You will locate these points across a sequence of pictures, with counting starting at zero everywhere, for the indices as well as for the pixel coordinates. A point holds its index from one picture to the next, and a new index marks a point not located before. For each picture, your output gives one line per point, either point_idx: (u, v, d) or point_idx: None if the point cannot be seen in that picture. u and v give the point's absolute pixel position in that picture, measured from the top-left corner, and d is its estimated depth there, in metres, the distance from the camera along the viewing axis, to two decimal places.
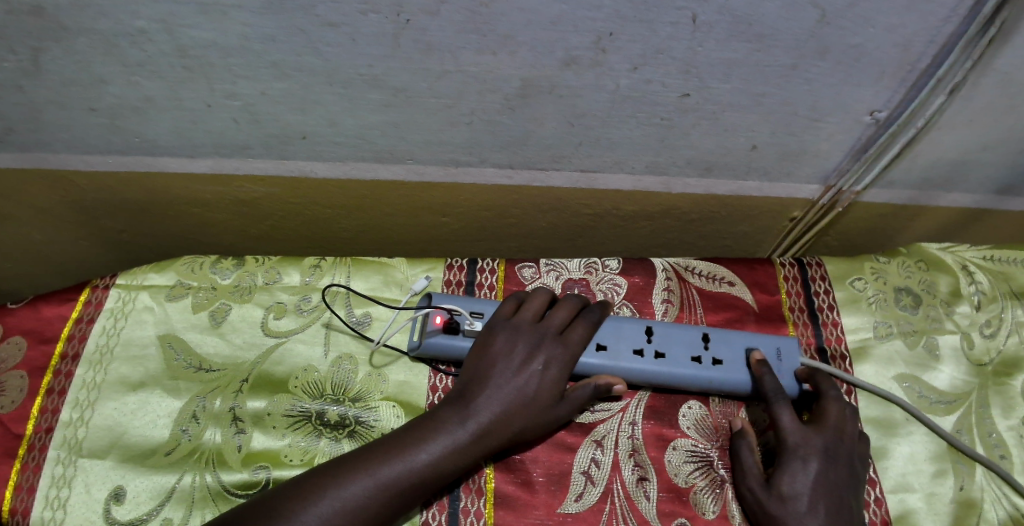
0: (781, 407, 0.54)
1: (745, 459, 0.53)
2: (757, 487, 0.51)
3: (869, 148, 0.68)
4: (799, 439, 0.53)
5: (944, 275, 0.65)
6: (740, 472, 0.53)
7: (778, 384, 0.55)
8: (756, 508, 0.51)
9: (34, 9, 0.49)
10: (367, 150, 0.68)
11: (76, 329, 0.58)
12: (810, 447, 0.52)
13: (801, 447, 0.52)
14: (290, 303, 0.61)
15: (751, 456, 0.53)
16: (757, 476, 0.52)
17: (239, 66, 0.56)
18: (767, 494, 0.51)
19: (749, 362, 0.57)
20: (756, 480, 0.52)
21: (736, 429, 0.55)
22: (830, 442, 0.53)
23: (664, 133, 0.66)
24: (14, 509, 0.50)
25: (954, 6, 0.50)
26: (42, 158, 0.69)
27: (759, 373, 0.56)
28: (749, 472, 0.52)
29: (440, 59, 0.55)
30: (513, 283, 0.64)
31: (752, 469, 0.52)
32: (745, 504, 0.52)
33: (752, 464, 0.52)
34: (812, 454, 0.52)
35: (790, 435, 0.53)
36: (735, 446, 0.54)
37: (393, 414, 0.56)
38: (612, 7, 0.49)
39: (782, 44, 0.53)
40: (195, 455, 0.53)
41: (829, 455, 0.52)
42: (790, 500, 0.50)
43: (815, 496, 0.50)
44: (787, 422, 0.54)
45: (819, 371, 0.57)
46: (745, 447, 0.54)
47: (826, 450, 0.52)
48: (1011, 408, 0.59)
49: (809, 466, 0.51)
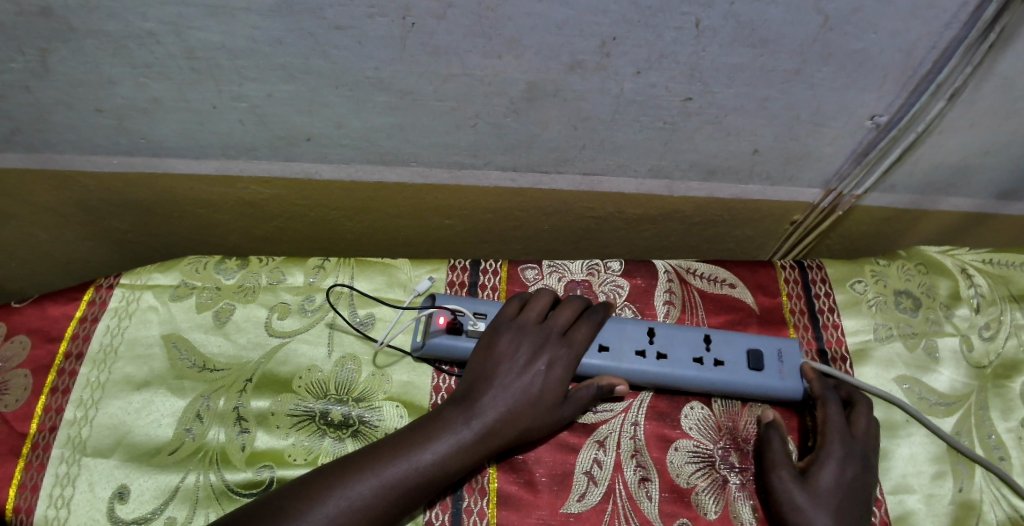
0: (832, 407, 0.55)
1: (776, 450, 0.53)
2: (789, 478, 0.51)
3: (869, 153, 0.69)
4: (842, 439, 0.53)
5: (944, 278, 0.65)
6: (770, 462, 0.53)
7: (831, 389, 0.57)
8: (784, 497, 0.51)
9: (42, 10, 0.50)
10: (372, 153, 0.69)
11: (80, 327, 0.58)
12: (850, 450, 0.53)
13: (843, 447, 0.53)
14: (294, 303, 0.61)
15: (781, 448, 0.53)
16: (789, 469, 0.52)
17: (248, 69, 0.56)
18: (798, 486, 0.51)
19: (802, 372, 0.58)
20: (787, 471, 0.52)
21: (767, 421, 0.56)
22: (865, 449, 0.53)
23: (667, 137, 0.66)
24: (18, 507, 0.51)
25: (956, 12, 0.50)
26: (47, 159, 0.69)
27: (810, 380, 0.57)
28: (779, 463, 0.52)
29: (446, 62, 0.55)
30: (517, 284, 0.64)
31: (784, 461, 0.52)
32: (770, 491, 0.52)
33: (783, 457, 0.53)
34: (849, 457, 0.52)
35: (835, 433, 0.53)
36: (767, 437, 0.54)
37: (397, 414, 0.56)
38: (618, 12, 0.50)
39: (785, 49, 0.54)
40: (199, 454, 0.53)
41: (864, 462, 0.52)
42: (823, 495, 0.50)
43: (846, 497, 0.50)
44: (834, 421, 0.54)
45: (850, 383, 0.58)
46: (777, 438, 0.54)
47: (863, 456, 0.53)
48: (1010, 410, 0.59)
49: (845, 467, 0.52)
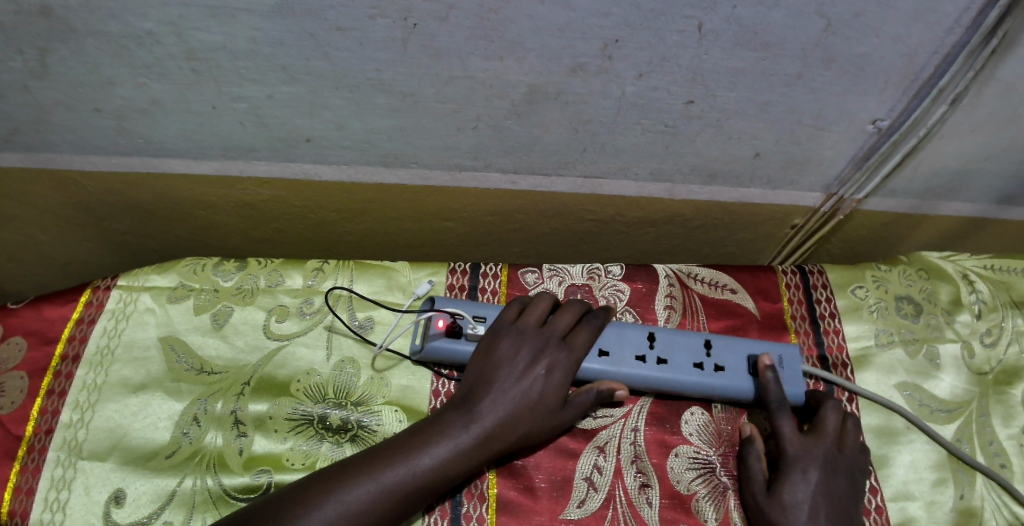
0: (784, 416, 0.55)
1: (752, 466, 0.53)
2: (760, 493, 0.52)
3: (871, 157, 0.69)
4: (800, 449, 0.53)
5: (946, 284, 0.65)
6: (745, 479, 0.53)
7: (781, 393, 0.55)
8: (758, 514, 0.51)
9: (42, 10, 0.49)
10: (372, 155, 0.69)
11: (77, 329, 0.58)
12: (810, 458, 0.53)
13: (802, 457, 0.53)
14: (293, 306, 0.61)
15: (758, 463, 0.53)
16: (761, 483, 0.52)
17: (247, 69, 0.56)
18: (769, 500, 0.51)
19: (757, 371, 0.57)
20: (760, 486, 0.52)
21: (745, 434, 0.55)
22: (830, 452, 0.53)
23: (668, 141, 0.66)
24: (14, 510, 0.50)
25: (959, 17, 0.50)
26: (46, 159, 0.69)
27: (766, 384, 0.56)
28: (756, 478, 0.52)
29: (447, 64, 0.55)
30: (517, 288, 0.64)
31: (758, 475, 0.52)
32: (751, 507, 0.52)
33: (758, 471, 0.53)
34: (811, 465, 0.52)
35: (792, 445, 0.53)
36: (744, 453, 0.54)
37: (395, 419, 0.55)
38: (620, 15, 0.50)
39: (788, 53, 0.54)
40: (196, 458, 0.53)
41: (829, 465, 0.52)
42: (791, 508, 0.50)
43: (815, 505, 0.50)
44: (788, 432, 0.54)
45: (818, 390, 0.58)
46: (753, 454, 0.54)
47: (826, 460, 0.52)
48: (1012, 416, 0.59)
49: (809, 474, 0.52)
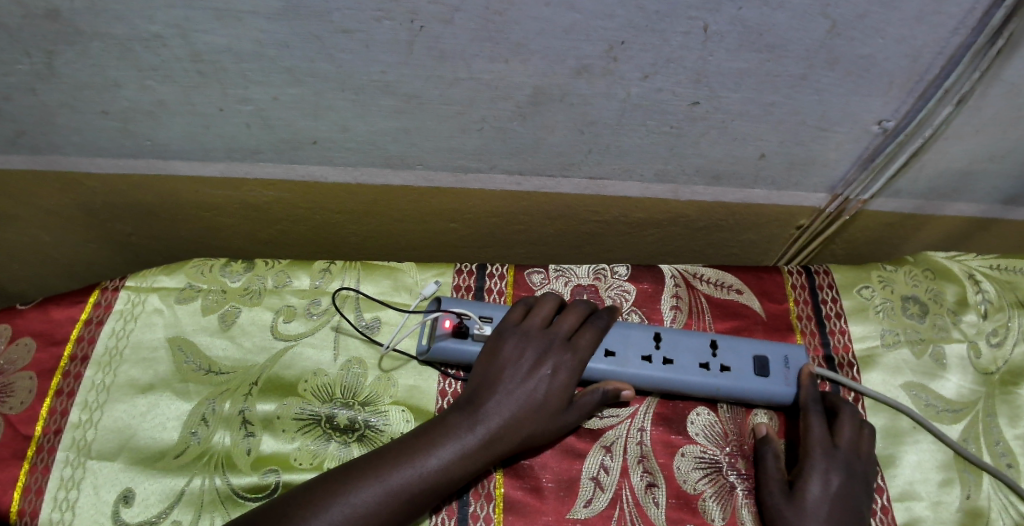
0: (813, 417, 0.55)
1: (768, 465, 0.53)
2: (777, 492, 0.51)
3: (876, 158, 0.69)
4: (822, 452, 0.53)
5: (951, 284, 0.65)
6: (761, 478, 0.53)
7: (813, 397, 0.56)
8: (773, 513, 0.51)
9: (49, 13, 0.49)
10: (378, 157, 0.69)
11: (85, 330, 0.58)
12: (831, 461, 0.52)
13: (823, 459, 0.52)
14: (300, 306, 0.61)
15: (775, 462, 0.53)
16: (778, 483, 0.52)
17: (253, 72, 0.56)
18: (786, 500, 0.51)
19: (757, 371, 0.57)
20: (777, 485, 0.52)
21: (762, 435, 0.56)
22: (849, 457, 0.53)
23: (674, 142, 0.66)
24: (23, 509, 0.50)
25: (963, 18, 0.50)
26: (52, 160, 0.69)
27: (804, 384, 0.57)
28: (771, 476, 0.52)
29: (452, 67, 0.55)
30: (523, 289, 0.64)
31: (775, 475, 0.52)
32: (763, 507, 0.52)
33: (775, 470, 0.53)
34: (831, 469, 0.52)
35: (815, 446, 0.53)
36: (762, 453, 0.54)
37: (403, 419, 0.56)
38: (625, 17, 0.50)
39: (792, 53, 0.54)
40: (205, 457, 0.53)
41: (850, 470, 0.52)
42: (808, 510, 0.50)
43: (832, 507, 0.50)
44: (813, 434, 0.54)
45: (831, 391, 0.58)
46: (771, 454, 0.54)
47: (847, 466, 0.52)
48: (1018, 417, 0.59)
49: (829, 477, 0.51)
